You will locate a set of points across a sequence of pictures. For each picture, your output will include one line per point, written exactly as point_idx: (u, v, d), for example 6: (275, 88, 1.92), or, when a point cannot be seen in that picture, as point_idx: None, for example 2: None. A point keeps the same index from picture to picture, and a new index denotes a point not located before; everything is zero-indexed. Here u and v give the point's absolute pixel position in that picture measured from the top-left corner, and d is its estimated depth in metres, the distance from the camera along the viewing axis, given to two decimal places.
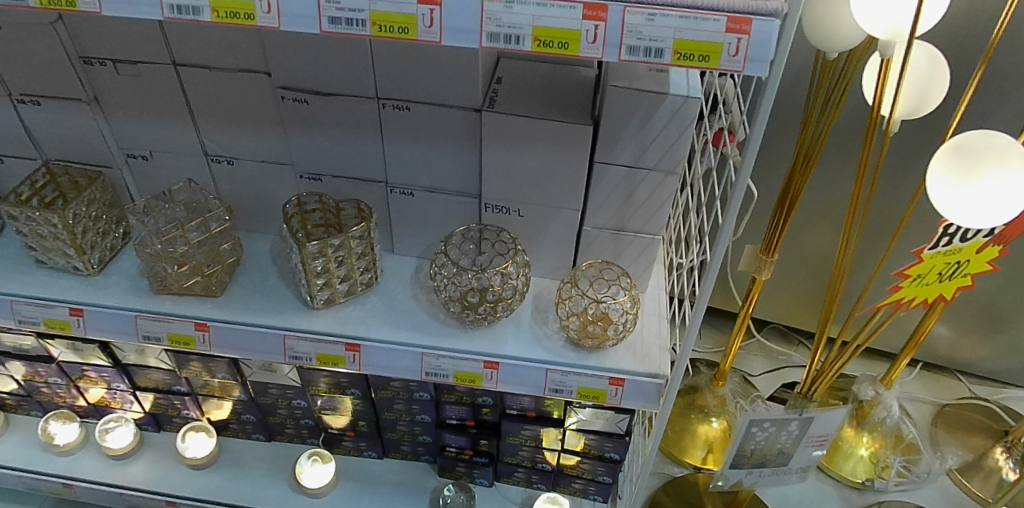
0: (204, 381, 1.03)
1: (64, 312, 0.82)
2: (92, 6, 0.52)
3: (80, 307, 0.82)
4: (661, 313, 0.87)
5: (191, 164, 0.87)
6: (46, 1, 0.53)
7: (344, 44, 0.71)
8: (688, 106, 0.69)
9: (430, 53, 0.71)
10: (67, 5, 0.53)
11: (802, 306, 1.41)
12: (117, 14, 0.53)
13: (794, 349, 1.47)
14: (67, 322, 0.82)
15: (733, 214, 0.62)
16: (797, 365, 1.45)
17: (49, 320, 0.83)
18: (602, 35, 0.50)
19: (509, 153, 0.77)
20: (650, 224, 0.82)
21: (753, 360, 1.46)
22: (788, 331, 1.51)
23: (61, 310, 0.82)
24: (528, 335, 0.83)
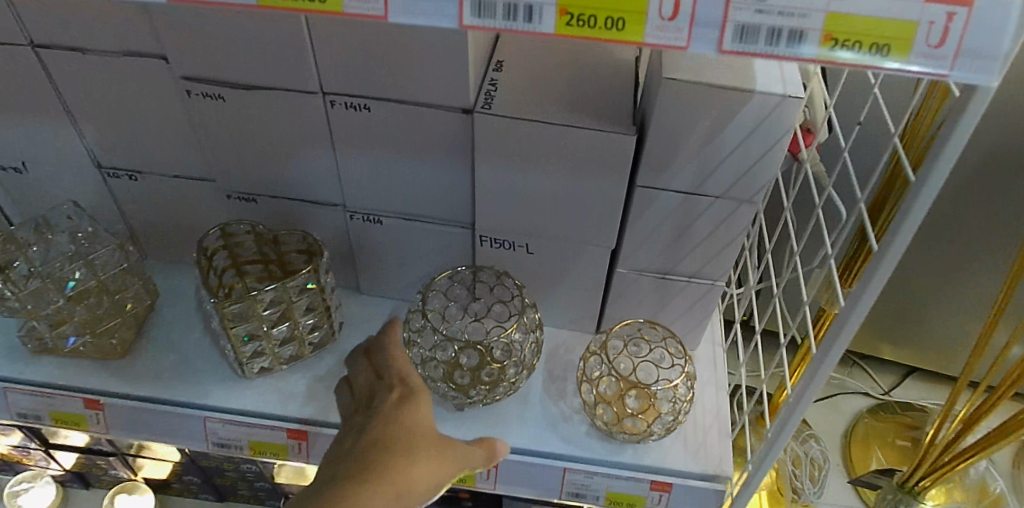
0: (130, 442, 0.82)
1: None
2: None
3: None
4: (717, 382, 0.65)
5: (83, 178, 0.65)
6: None
7: (265, 18, 0.47)
8: (783, 110, 0.46)
9: (393, 30, 0.47)
10: None
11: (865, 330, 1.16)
12: None
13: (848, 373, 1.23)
14: None
15: (865, 304, 0.40)
16: (851, 392, 1.22)
17: None
18: (688, 4, 0.26)
19: (512, 173, 0.54)
20: (709, 269, 0.59)
21: None
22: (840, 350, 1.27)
23: None
24: (540, 416, 0.61)
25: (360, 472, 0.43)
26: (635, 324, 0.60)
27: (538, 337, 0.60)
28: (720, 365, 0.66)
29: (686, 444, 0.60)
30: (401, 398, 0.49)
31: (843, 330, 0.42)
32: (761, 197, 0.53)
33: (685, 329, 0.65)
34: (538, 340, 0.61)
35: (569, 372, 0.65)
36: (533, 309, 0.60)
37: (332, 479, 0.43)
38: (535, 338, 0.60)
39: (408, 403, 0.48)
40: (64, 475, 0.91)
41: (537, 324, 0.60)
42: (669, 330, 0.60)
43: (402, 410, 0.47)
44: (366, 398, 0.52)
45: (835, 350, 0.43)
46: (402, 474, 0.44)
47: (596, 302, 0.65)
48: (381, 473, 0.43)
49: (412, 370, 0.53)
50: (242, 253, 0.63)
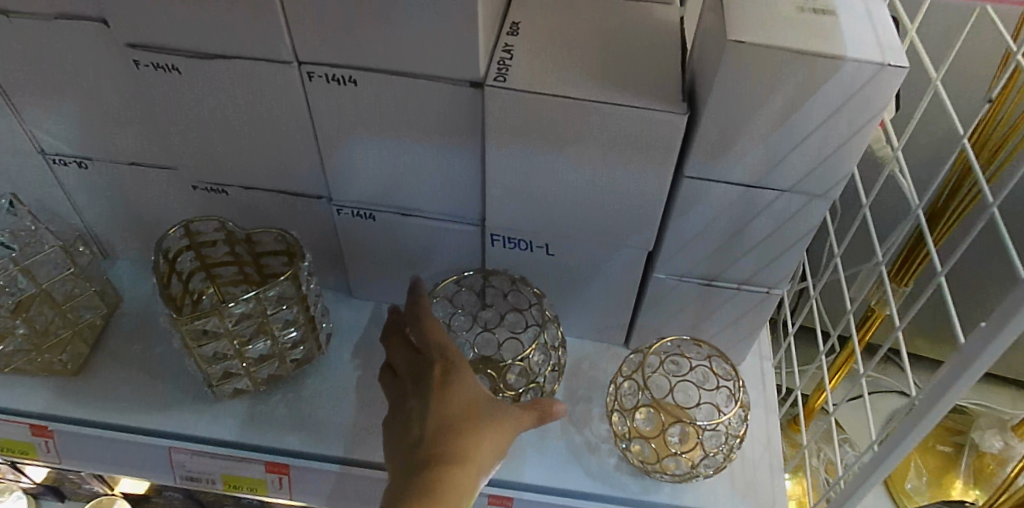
0: None
1: None
2: None
3: None
4: (769, 404, 0.56)
5: (26, 166, 0.55)
6: None
7: None
8: (880, 83, 0.36)
9: None
10: None
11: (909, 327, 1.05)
12: None
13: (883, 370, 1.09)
14: None
15: (999, 347, 0.30)
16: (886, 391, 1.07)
17: None
18: None
19: (531, 161, 0.44)
20: (764, 275, 0.49)
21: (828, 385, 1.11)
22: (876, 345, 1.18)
23: None
24: (561, 447, 0.52)
25: (428, 479, 0.37)
26: (677, 340, 0.51)
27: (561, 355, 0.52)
28: (770, 382, 0.57)
29: (734, 482, 0.51)
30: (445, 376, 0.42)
31: (969, 373, 0.32)
32: (838, 192, 0.43)
33: (729, 343, 0.56)
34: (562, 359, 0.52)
35: (594, 393, 0.56)
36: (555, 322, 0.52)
37: (401, 487, 0.38)
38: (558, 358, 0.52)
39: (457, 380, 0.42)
40: (35, 488, 0.84)
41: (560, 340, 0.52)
42: (715, 347, 0.51)
43: (460, 385, 0.41)
44: (409, 379, 0.44)
45: (949, 398, 0.33)
46: (470, 472, 0.38)
47: (627, 311, 0.56)
48: (449, 479, 0.37)
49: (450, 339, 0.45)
50: (211, 254, 0.54)
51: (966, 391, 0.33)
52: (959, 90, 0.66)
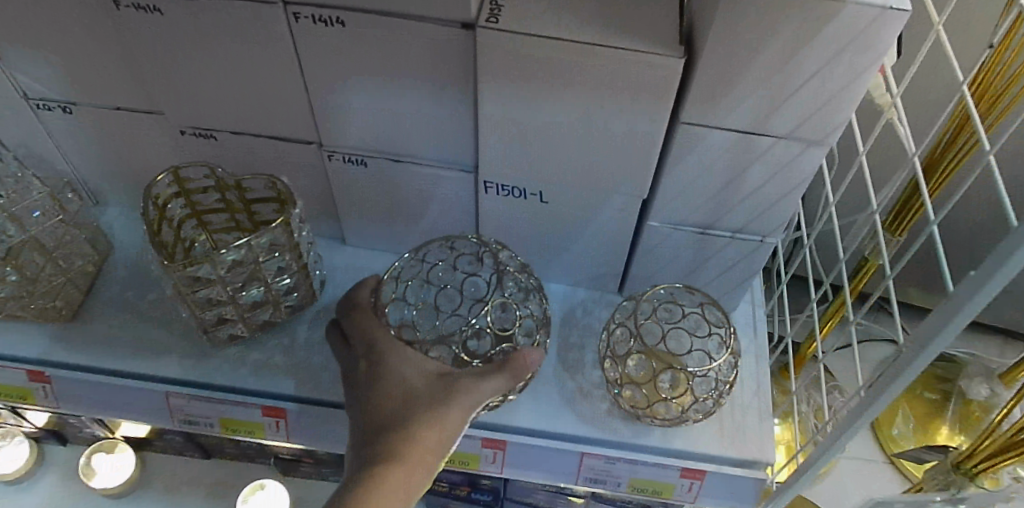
0: None
1: None
2: None
3: None
4: (761, 353, 0.56)
5: (5, 111, 0.54)
6: None
7: None
8: (886, 23, 0.34)
9: None
10: None
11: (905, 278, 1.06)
12: None
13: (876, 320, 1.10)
14: None
15: (991, 291, 0.30)
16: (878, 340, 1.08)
17: None
18: None
19: (527, 104, 0.43)
20: (759, 223, 0.49)
21: None
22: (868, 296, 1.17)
23: None
24: (553, 392, 0.53)
25: (363, 477, 0.38)
26: (671, 288, 0.51)
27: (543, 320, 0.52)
28: (761, 329, 0.58)
29: (722, 426, 0.52)
30: (375, 370, 0.43)
31: (960, 318, 0.32)
32: (836, 138, 0.42)
33: (722, 291, 0.56)
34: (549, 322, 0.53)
35: (587, 339, 0.56)
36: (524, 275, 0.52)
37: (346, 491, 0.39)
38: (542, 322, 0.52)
39: (385, 368, 0.43)
40: (37, 432, 0.85)
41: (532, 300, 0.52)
42: (708, 295, 0.51)
43: (387, 382, 0.42)
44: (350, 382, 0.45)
45: (939, 342, 0.33)
46: (403, 463, 0.38)
47: (621, 259, 0.55)
48: (381, 477, 0.38)
49: (378, 324, 0.46)
50: (201, 201, 0.53)
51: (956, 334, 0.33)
52: (967, 36, 0.64)
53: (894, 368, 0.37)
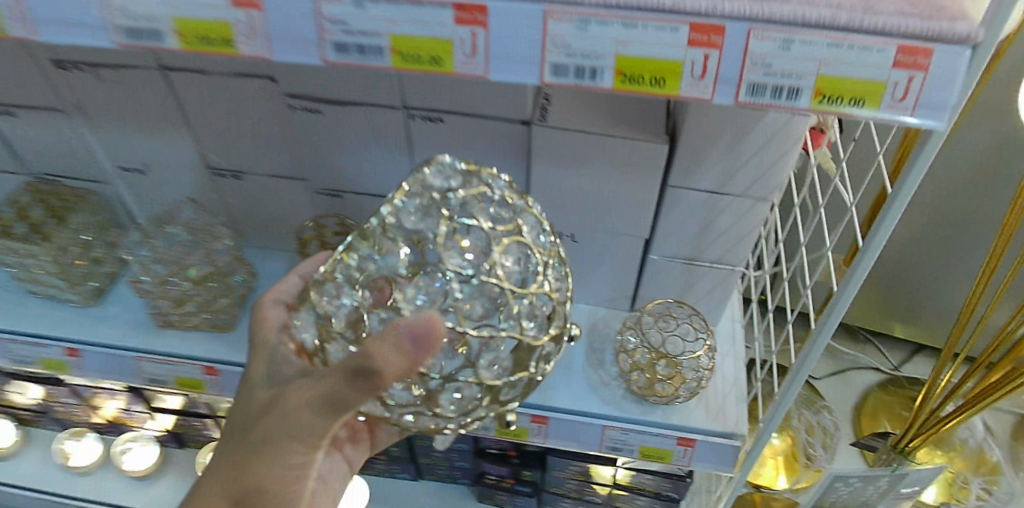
0: (224, 405, 0.98)
1: (59, 352, 0.76)
2: (24, 31, 0.44)
3: (78, 347, 0.76)
4: (738, 353, 0.75)
5: (194, 178, 0.79)
6: None
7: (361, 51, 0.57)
8: (794, 124, 0.54)
9: None
10: None
11: (880, 312, 1.23)
12: (57, 42, 0.44)
13: (861, 350, 1.27)
14: (64, 362, 0.77)
15: (855, 284, 0.49)
16: (865, 367, 1.24)
17: (45, 360, 0.78)
18: (714, 68, 0.36)
19: (566, 174, 0.64)
20: (729, 256, 0.68)
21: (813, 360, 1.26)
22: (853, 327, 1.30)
23: (56, 350, 0.76)
24: (582, 380, 0.73)
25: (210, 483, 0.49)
26: (665, 302, 0.74)
27: (518, 275, 0.45)
28: (738, 338, 0.76)
29: (708, 406, 0.70)
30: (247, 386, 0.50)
31: (838, 306, 0.51)
32: (775, 195, 0.61)
33: (709, 308, 0.75)
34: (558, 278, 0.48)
35: (606, 344, 0.76)
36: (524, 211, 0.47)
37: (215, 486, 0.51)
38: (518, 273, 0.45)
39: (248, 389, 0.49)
40: (162, 435, 1.12)
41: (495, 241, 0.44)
42: (693, 308, 0.73)
43: (244, 407, 0.49)
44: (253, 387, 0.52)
45: (832, 320, 0.52)
46: (227, 482, 0.48)
47: (631, 285, 0.75)
48: (215, 489, 0.48)
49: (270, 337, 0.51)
50: (330, 242, 0.78)
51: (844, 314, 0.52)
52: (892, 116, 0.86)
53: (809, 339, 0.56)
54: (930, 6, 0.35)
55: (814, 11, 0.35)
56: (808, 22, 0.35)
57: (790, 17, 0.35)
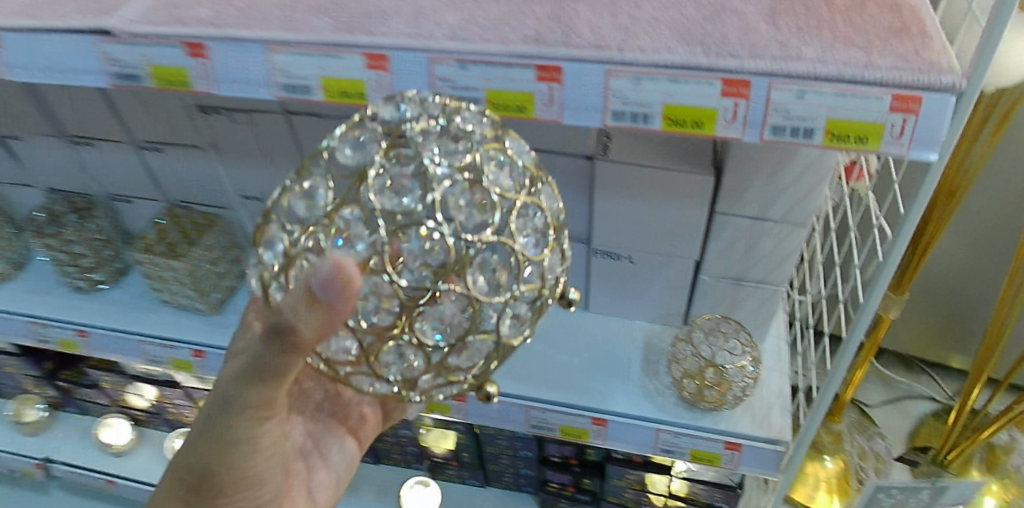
0: None
1: (187, 353, 0.95)
2: (207, 86, 0.58)
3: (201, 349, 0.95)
4: (783, 368, 0.81)
5: None
6: (163, 82, 0.60)
7: None
8: (825, 159, 0.61)
9: None
10: (183, 84, 0.59)
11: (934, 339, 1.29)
12: (229, 93, 0.58)
13: (917, 379, 1.32)
14: (189, 362, 0.96)
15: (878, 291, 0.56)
16: (920, 396, 1.30)
17: (175, 360, 0.98)
18: (743, 113, 0.46)
19: (623, 203, 0.73)
20: (773, 276, 0.76)
21: (868, 387, 1.33)
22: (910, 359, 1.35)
23: (184, 352, 0.95)
24: (638, 388, 0.82)
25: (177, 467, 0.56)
26: (712, 317, 0.81)
27: (472, 221, 0.40)
28: (784, 354, 0.83)
29: (754, 414, 0.77)
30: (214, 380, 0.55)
31: (863, 319, 0.58)
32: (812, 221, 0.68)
33: (755, 325, 0.82)
34: (532, 231, 0.43)
35: (660, 357, 0.85)
36: (496, 152, 0.42)
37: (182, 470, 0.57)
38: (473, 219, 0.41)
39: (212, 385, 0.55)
40: None
41: (440, 181, 0.40)
42: (738, 323, 0.80)
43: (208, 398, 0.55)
44: None
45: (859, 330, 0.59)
46: (190, 464, 0.55)
47: (683, 303, 0.84)
48: (181, 470, 0.56)
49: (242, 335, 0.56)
50: None
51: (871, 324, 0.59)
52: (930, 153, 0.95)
53: (841, 348, 0.62)
54: (922, 60, 0.43)
55: (822, 68, 0.44)
56: (818, 77, 0.44)
57: (804, 74, 0.44)
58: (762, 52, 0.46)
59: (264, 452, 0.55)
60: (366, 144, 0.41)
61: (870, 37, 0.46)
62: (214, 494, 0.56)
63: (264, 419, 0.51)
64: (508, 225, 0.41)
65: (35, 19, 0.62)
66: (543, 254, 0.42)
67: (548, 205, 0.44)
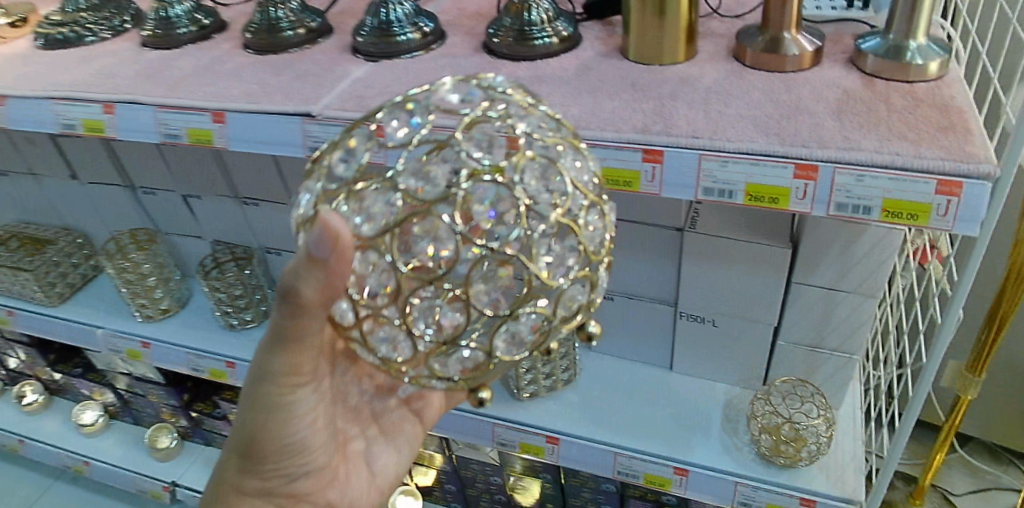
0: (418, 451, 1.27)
1: None
2: None
3: None
4: (857, 434, 0.87)
5: None
6: None
7: None
8: (891, 237, 0.70)
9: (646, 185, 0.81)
10: None
11: (1015, 427, 1.39)
12: None
13: (1004, 470, 1.41)
14: None
15: (937, 357, 0.61)
16: (1006, 487, 1.39)
17: None
18: (812, 192, 0.57)
19: (708, 271, 0.84)
20: (847, 344, 0.83)
21: (955, 477, 1.41)
22: (996, 449, 1.45)
23: None
24: (717, 444, 0.88)
25: (233, 448, 0.61)
26: (789, 380, 0.89)
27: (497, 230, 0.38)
28: (858, 422, 0.89)
29: (829, 475, 0.82)
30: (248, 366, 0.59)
31: (923, 383, 0.63)
32: (882, 294, 0.76)
33: (831, 391, 0.88)
34: (556, 253, 0.39)
35: (739, 417, 0.91)
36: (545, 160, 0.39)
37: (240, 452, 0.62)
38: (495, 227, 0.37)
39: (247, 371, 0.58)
40: None
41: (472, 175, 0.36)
42: (816, 387, 0.88)
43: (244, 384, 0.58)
44: None
45: (920, 391, 0.64)
46: (245, 444, 0.60)
47: (761, 367, 0.91)
48: (238, 449, 0.61)
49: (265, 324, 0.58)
50: None
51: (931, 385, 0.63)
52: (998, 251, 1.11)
53: (907, 406, 0.67)
54: (963, 152, 0.53)
55: (878, 157, 0.54)
56: (874, 165, 0.54)
57: (862, 161, 0.55)
58: (828, 142, 0.57)
59: (299, 419, 0.58)
60: (421, 122, 0.40)
61: (919, 133, 0.56)
62: (260, 458, 0.60)
63: (291, 383, 0.54)
64: (531, 241, 0.37)
65: (258, 104, 0.82)
66: (563, 279, 0.39)
67: (588, 230, 0.40)
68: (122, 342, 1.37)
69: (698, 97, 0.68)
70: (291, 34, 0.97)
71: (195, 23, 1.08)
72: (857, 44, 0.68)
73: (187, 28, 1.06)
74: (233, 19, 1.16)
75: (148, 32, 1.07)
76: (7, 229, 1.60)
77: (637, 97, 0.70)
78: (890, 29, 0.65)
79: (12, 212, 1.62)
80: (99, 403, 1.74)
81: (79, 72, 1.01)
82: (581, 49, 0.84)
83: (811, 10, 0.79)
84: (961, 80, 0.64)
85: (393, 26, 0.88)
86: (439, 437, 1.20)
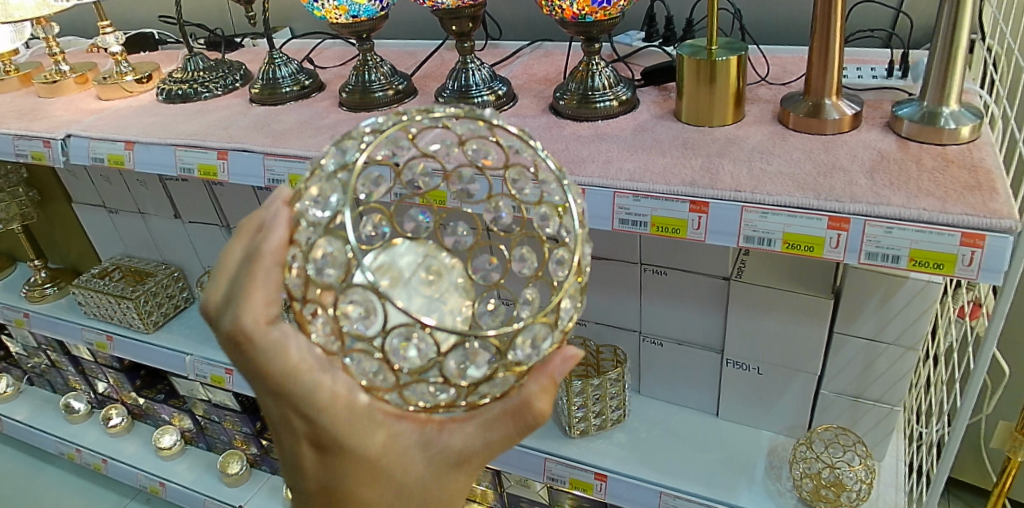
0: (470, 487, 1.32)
1: None
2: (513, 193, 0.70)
3: None
4: (897, 483, 0.89)
5: None
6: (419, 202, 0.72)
7: (623, 238, 0.92)
8: (929, 290, 0.73)
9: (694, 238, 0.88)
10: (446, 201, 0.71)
11: None
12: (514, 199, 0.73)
13: None
14: None
15: (969, 400, 0.63)
16: None
17: None
18: (844, 242, 0.62)
19: (756, 317, 0.88)
20: (889, 395, 0.85)
21: None
22: None
23: None
24: (763, 491, 0.91)
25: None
26: (831, 428, 0.90)
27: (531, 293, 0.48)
28: (899, 474, 0.91)
29: None
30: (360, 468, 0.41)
31: (955, 431, 0.65)
32: (922, 347, 0.79)
33: (874, 441, 0.91)
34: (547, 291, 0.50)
35: (783, 464, 0.94)
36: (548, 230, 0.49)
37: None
38: (556, 267, 0.44)
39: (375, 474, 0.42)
40: None
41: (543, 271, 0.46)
42: (857, 436, 0.89)
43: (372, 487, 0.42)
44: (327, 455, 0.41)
45: (955, 434, 0.66)
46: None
47: (803, 415, 0.95)
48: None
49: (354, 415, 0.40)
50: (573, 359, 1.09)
51: (965, 429, 0.65)
52: None
53: (944, 450, 0.68)
54: (988, 209, 0.58)
55: (906, 211, 0.60)
56: (902, 218, 0.60)
57: (890, 215, 0.60)
58: (860, 197, 0.63)
59: None
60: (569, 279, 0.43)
61: (947, 192, 0.61)
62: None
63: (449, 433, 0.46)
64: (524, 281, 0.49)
65: None
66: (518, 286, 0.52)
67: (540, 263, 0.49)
68: (208, 368, 1.50)
69: (743, 156, 0.75)
70: (382, 94, 1.10)
71: (297, 83, 1.23)
72: (894, 110, 0.75)
73: (290, 87, 1.22)
74: (329, 81, 1.32)
75: (257, 91, 1.23)
76: (111, 261, 1.77)
77: (687, 155, 0.77)
78: (925, 97, 0.72)
79: (116, 247, 1.79)
80: (177, 428, 1.86)
81: (196, 124, 1.17)
82: (638, 111, 0.93)
83: (852, 78, 0.86)
84: (993, 143, 0.69)
85: (471, 89, 0.99)
86: (492, 472, 1.25)
